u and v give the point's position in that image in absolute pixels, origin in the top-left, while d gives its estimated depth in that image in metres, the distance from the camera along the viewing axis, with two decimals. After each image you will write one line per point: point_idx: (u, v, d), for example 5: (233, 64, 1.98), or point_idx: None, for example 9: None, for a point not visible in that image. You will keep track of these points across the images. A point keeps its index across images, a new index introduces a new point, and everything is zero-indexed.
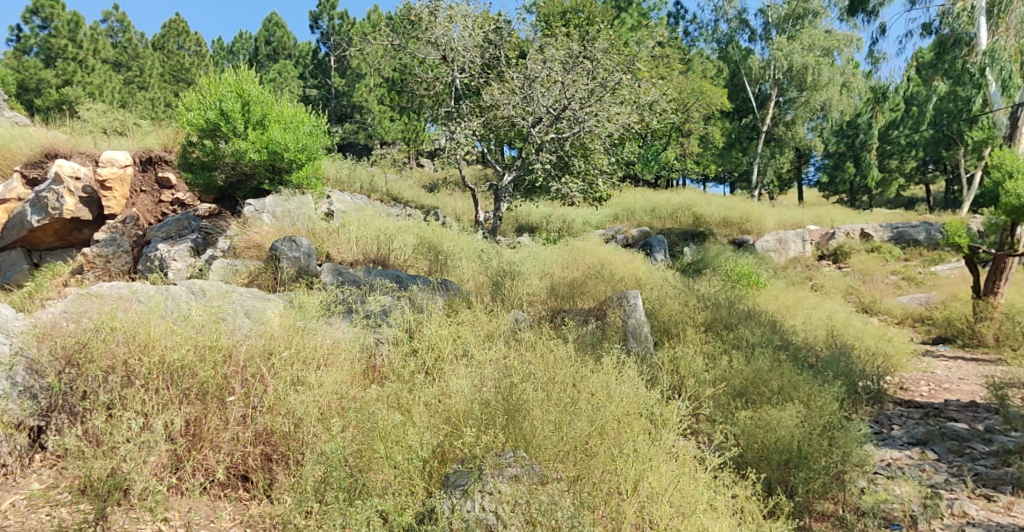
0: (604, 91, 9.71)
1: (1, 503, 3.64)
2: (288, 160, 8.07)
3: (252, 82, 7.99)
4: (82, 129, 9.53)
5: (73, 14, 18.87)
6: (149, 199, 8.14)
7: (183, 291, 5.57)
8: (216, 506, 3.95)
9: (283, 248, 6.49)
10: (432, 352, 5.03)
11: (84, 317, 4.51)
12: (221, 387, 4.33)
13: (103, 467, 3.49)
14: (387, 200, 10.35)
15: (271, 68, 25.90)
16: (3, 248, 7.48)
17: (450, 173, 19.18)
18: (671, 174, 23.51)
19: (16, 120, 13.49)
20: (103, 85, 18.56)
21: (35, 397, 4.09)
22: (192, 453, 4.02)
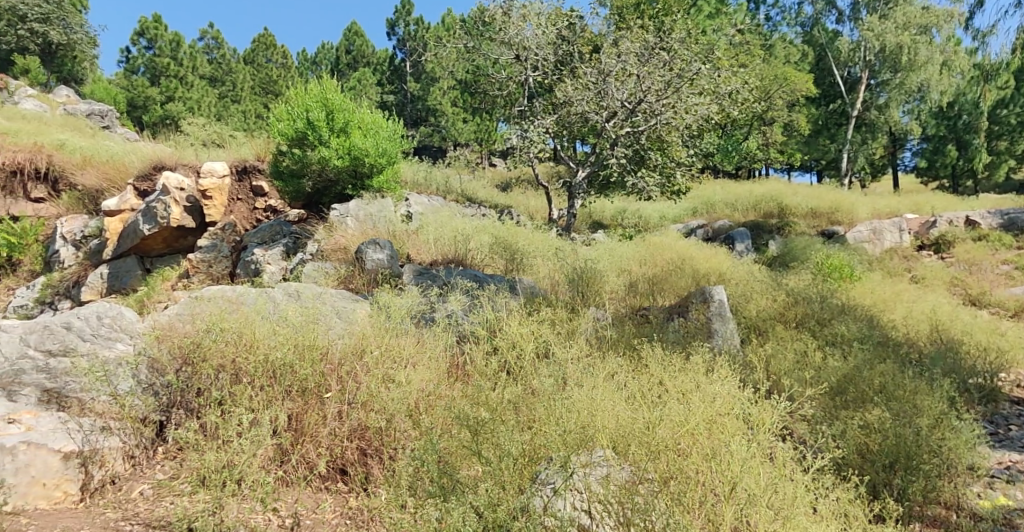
0: (682, 82, 9.51)
1: (131, 491, 3.98)
2: (369, 164, 8.37)
3: (336, 91, 8.35)
4: (185, 142, 10.18)
5: (174, 34, 20.20)
6: (245, 206, 8.64)
7: (280, 294, 5.89)
8: (319, 498, 4.16)
9: (369, 251, 6.83)
10: (514, 349, 5.06)
11: (197, 319, 4.87)
12: (319, 384, 4.57)
13: (219, 460, 3.80)
14: (462, 200, 10.54)
15: (352, 76, 26.83)
16: (119, 256, 7.79)
17: (526, 172, 19.23)
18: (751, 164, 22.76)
19: (129, 136, 14.56)
20: (201, 100, 19.75)
21: (157, 393, 4.44)
22: (296, 447, 4.28)
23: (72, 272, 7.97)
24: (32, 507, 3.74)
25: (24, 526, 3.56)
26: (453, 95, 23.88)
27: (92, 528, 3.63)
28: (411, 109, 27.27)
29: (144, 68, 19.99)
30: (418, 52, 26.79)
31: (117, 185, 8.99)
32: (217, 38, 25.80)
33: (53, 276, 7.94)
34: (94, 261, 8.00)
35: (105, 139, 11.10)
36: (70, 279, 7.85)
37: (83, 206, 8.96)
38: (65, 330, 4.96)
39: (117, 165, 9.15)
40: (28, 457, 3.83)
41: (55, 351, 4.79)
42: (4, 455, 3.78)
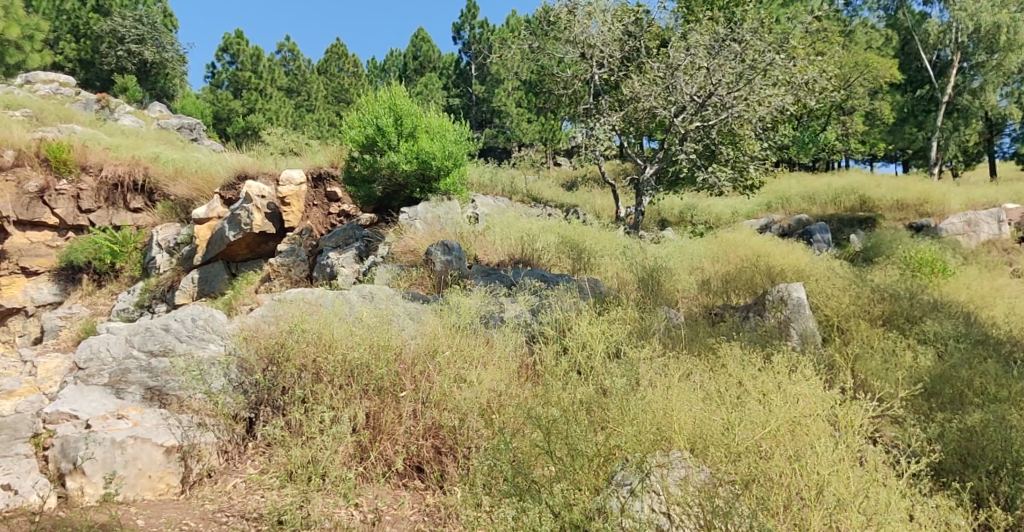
0: (754, 73, 9.21)
1: (225, 484, 4.22)
2: (437, 168, 8.48)
3: (403, 97, 8.56)
4: (265, 152, 10.66)
5: (254, 49, 21.19)
6: (320, 212, 8.98)
7: (356, 296, 6.08)
8: (397, 494, 4.26)
9: (436, 253, 6.97)
10: (584, 349, 5.02)
11: (280, 321, 5.11)
12: (394, 382, 4.69)
13: (305, 455, 4.04)
14: (528, 201, 10.56)
15: (420, 81, 27.34)
16: (208, 261, 8.22)
17: (593, 171, 19.07)
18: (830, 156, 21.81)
19: (215, 148, 15.29)
20: (280, 110, 20.62)
21: (246, 391, 4.67)
22: (375, 445, 4.41)
23: (167, 277, 8.42)
24: (140, 497, 4.03)
25: (134, 514, 3.84)
26: (518, 96, 23.97)
27: (193, 518, 3.88)
28: (476, 111, 27.57)
29: (227, 82, 20.99)
30: (484, 54, 27.05)
31: (206, 195, 9.46)
32: (293, 50, 26.80)
33: (151, 282, 8.43)
34: (186, 266, 8.42)
35: (194, 152, 11.72)
36: (165, 283, 8.32)
37: (176, 215, 9.45)
38: (164, 332, 5.27)
39: (205, 176, 9.60)
40: (135, 451, 4.14)
41: (156, 351, 5.09)
42: (115, 449, 4.10)
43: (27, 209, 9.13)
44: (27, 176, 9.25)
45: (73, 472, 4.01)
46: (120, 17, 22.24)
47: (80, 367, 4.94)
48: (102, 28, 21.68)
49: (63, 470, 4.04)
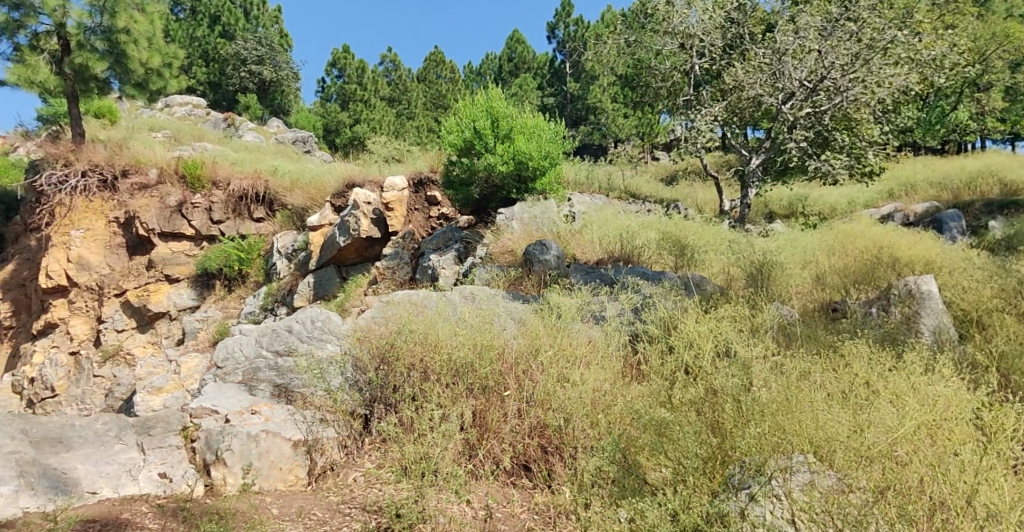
0: (873, 53, 8.59)
1: (347, 477, 4.51)
2: (533, 168, 8.53)
3: (500, 99, 8.64)
4: (371, 160, 11.19)
5: (359, 62, 22.25)
6: (421, 215, 9.24)
7: (458, 297, 6.23)
8: (507, 493, 4.30)
9: (535, 252, 7.02)
10: (690, 348, 4.88)
11: (389, 322, 5.39)
12: (499, 381, 4.79)
13: (417, 452, 4.19)
14: (625, 197, 10.36)
15: (514, 83, 27.58)
16: (321, 266, 8.67)
17: (693, 164, 18.50)
18: (963, 137, 19.91)
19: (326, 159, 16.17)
20: (383, 119, 21.48)
21: (360, 389, 4.98)
22: (483, 442, 4.51)
23: (286, 282, 8.98)
24: (273, 488, 4.38)
25: (269, 503, 4.15)
26: (614, 91, 23.70)
27: (321, 509, 4.15)
28: (571, 109, 27.45)
29: (336, 95, 22.10)
30: (579, 52, 26.88)
31: (318, 203, 10.04)
32: (394, 60, 27.82)
33: (273, 286, 9.04)
34: (302, 271, 8.95)
35: (307, 163, 12.48)
36: (285, 287, 8.88)
37: (293, 224, 10.13)
38: (288, 332, 5.73)
39: (318, 185, 10.24)
40: (267, 445, 4.49)
41: (282, 351, 5.55)
42: (250, 442, 4.46)
43: (168, 221, 9.92)
44: (168, 192, 10.09)
45: (216, 462, 4.37)
46: (243, 40, 23.91)
47: (219, 365, 5.49)
48: (228, 51, 23.41)
49: (208, 460, 4.40)
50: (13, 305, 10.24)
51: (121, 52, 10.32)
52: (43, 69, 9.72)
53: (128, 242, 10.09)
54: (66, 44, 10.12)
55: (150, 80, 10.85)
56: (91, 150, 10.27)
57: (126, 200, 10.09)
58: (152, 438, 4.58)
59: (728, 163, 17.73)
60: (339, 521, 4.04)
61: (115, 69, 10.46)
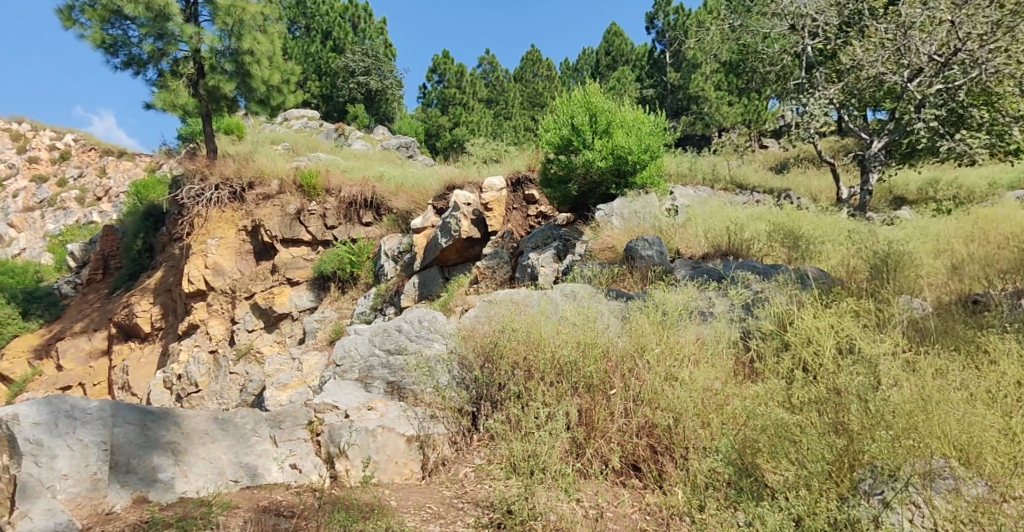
0: (1018, 19, 7.70)
1: (458, 472, 4.68)
2: (632, 162, 8.40)
3: (598, 94, 8.53)
4: (469, 161, 11.45)
5: (458, 66, 22.90)
6: (519, 215, 9.32)
7: (560, 295, 6.22)
8: (617, 492, 4.23)
9: (638, 248, 6.86)
10: (808, 345, 4.61)
11: (493, 321, 5.61)
12: (604, 381, 4.75)
13: (525, 450, 4.28)
14: (732, 188, 9.95)
15: (612, 77, 27.23)
16: (425, 267, 8.93)
17: (806, 151, 17.42)
18: None
19: (429, 163, 16.62)
20: (481, 121, 22.07)
21: (467, 387, 5.22)
22: (590, 441, 4.48)
23: (394, 283, 9.33)
24: (391, 480, 4.61)
25: (388, 495, 4.35)
26: (718, 78, 22.69)
27: (435, 502, 4.32)
28: (672, 100, 26.53)
29: (437, 100, 22.96)
30: (679, 40, 26.09)
31: (422, 206, 10.41)
32: (492, 62, 28.26)
33: (382, 287, 9.41)
34: (408, 272, 9.26)
35: (410, 167, 12.96)
36: (393, 288, 9.23)
37: (398, 226, 10.49)
38: (398, 332, 5.98)
39: (420, 189, 10.62)
40: (383, 439, 4.71)
41: (393, 349, 5.84)
42: (369, 437, 4.69)
43: (289, 228, 10.65)
44: (288, 201, 10.84)
45: (340, 455, 4.63)
46: (351, 52, 25.13)
47: (337, 363, 5.85)
48: (338, 65, 24.76)
49: (332, 453, 4.69)
50: (162, 309, 11.28)
51: (247, 71, 11.14)
52: (183, 92, 10.68)
53: (255, 248, 10.88)
54: (200, 68, 11.06)
55: (271, 97, 11.63)
56: (223, 164, 11.27)
57: (252, 209, 10.92)
58: (283, 430, 4.88)
59: (846, 147, 16.52)
60: (453, 515, 4.18)
61: (241, 88, 11.30)
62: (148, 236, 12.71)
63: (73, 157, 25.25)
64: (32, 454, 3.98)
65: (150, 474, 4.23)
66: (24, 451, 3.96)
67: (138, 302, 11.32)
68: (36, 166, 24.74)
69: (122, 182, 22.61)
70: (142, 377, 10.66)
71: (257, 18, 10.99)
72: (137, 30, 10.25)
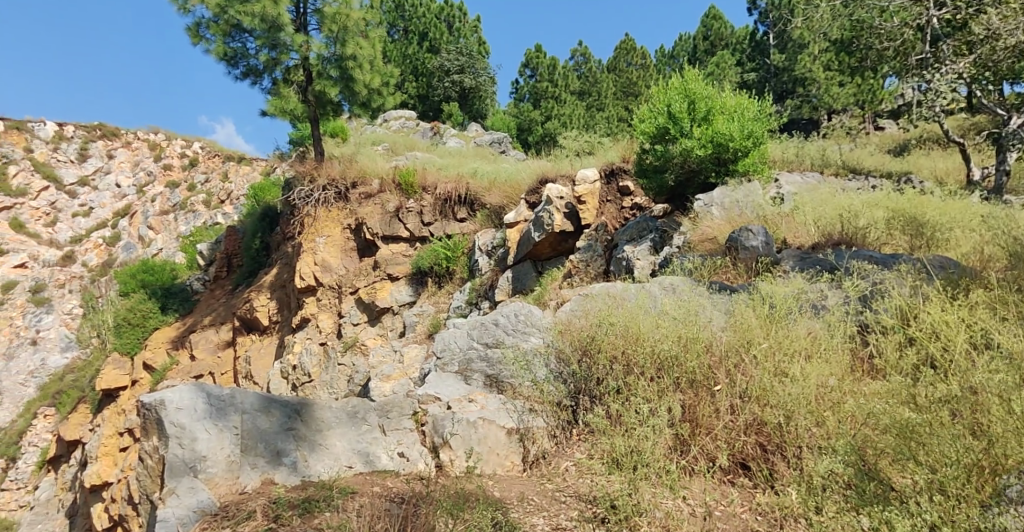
0: None
1: (559, 466, 4.70)
2: (734, 150, 8.08)
3: (697, 81, 8.37)
4: (561, 154, 11.40)
5: (551, 59, 22.96)
6: (613, 207, 9.13)
7: (658, 288, 6.10)
8: (725, 491, 4.12)
9: (740, 239, 6.62)
10: (936, 340, 4.26)
11: (589, 314, 5.56)
12: (708, 376, 4.62)
13: (627, 445, 4.27)
14: (844, 174, 9.37)
15: (710, 62, 26.32)
16: (518, 261, 8.97)
17: (931, 131, 16.10)
18: None
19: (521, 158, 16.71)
20: (572, 113, 21.88)
21: (565, 381, 5.24)
22: (695, 438, 4.37)
23: (488, 277, 9.43)
24: (494, 471, 4.77)
25: (491, 486, 4.48)
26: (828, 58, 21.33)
27: (538, 494, 4.38)
28: (775, 83, 24.59)
29: (529, 94, 23.09)
30: (784, 19, 24.75)
31: (514, 201, 10.46)
32: (585, 54, 28.08)
33: (477, 281, 9.54)
34: (501, 266, 9.34)
35: (503, 163, 13.08)
36: (488, 282, 9.34)
37: (492, 222, 10.60)
38: (495, 325, 6.09)
39: (513, 184, 10.68)
40: (484, 431, 4.88)
41: (491, 342, 5.94)
42: (470, 428, 4.89)
43: (389, 226, 11.03)
44: (388, 199, 11.28)
45: (444, 445, 4.85)
46: (447, 52, 25.72)
47: (437, 356, 6.04)
48: (434, 65, 25.43)
49: (437, 442, 4.90)
50: (278, 304, 12.05)
51: (350, 76, 11.62)
52: (293, 99, 11.32)
53: (358, 245, 11.39)
54: (309, 75, 11.68)
55: (372, 99, 12.10)
56: (330, 166, 11.94)
57: (356, 208, 11.47)
58: (390, 420, 5.10)
59: (979, 126, 15.08)
60: (556, 508, 4.20)
61: (345, 93, 11.83)
62: (265, 235, 13.64)
63: (200, 163, 27.40)
64: (176, 437, 4.41)
65: (275, 457, 4.55)
66: (169, 434, 4.40)
67: (257, 297, 12.15)
68: (170, 172, 27.15)
69: (242, 185, 24.35)
70: (262, 368, 11.42)
71: (360, 24, 11.46)
72: (254, 42, 10.98)
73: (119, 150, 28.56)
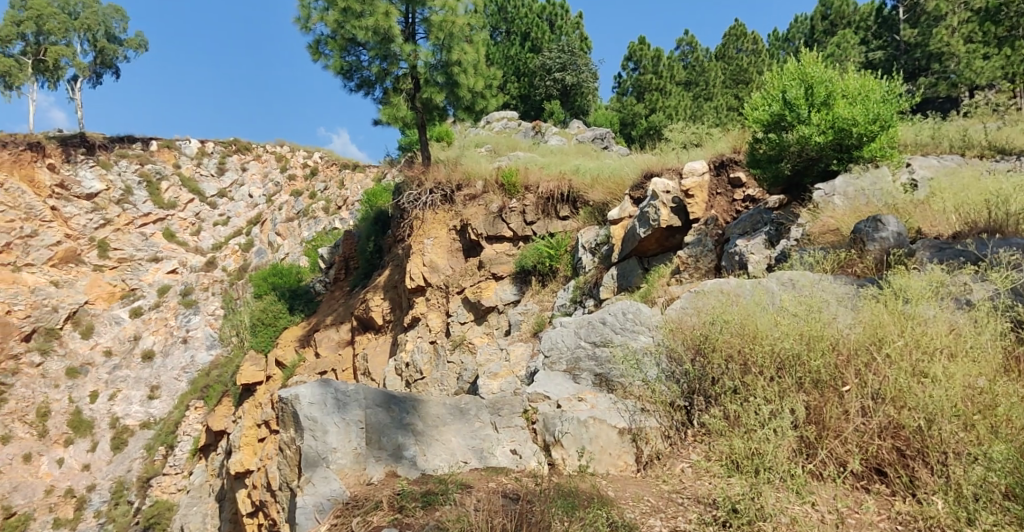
0: None
1: (674, 467, 4.58)
2: (858, 135, 7.59)
3: (815, 64, 7.89)
4: (667, 147, 11.10)
5: (655, 51, 22.53)
6: (724, 199, 8.74)
7: (775, 284, 5.79)
8: (858, 497, 3.86)
9: (866, 230, 6.18)
10: None
11: (702, 312, 5.37)
12: (834, 376, 4.34)
13: (748, 447, 4.10)
14: (989, 155, 8.48)
15: (830, 42, 24.64)
16: (623, 258, 8.74)
17: None
18: None
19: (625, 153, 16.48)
20: (678, 105, 21.66)
21: (678, 381, 5.10)
22: (822, 441, 4.11)
23: (592, 274, 9.30)
24: (607, 471, 4.74)
25: (605, 485, 4.45)
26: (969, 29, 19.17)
27: (654, 496, 4.29)
28: (906, 61, 23.08)
29: (632, 88, 22.70)
30: None
31: (618, 197, 10.36)
32: (693, 43, 27.24)
33: (581, 279, 9.44)
34: (606, 264, 9.16)
35: (606, 158, 12.94)
36: (591, 280, 9.21)
37: (595, 218, 10.49)
38: (603, 324, 5.99)
39: (617, 180, 10.58)
40: (596, 431, 4.88)
41: (599, 341, 5.87)
42: (582, 427, 4.89)
43: (493, 226, 11.22)
44: (492, 200, 11.50)
45: (556, 444, 4.89)
46: (548, 51, 25.81)
47: (545, 354, 6.06)
48: (536, 64, 25.60)
49: (548, 441, 4.96)
50: (391, 304, 12.58)
51: (455, 81, 11.93)
52: (403, 106, 11.80)
53: (464, 246, 11.65)
54: (417, 82, 12.07)
55: (476, 102, 12.32)
56: (436, 170, 12.35)
57: (461, 209, 11.79)
58: (502, 417, 5.22)
59: None
60: (674, 510, 4.10)
61: (450, 98, 12.13)
62: (378, 238, 14.31)
63: (320, 172, 29.16)
64: (310, 429, 4.73)
65: (397, 451, 4.74)
66: (305, 426, 4.72)
67: (373, 297, 12.79)
68: (295, 183, 29.09)
69: (356, 191, 25.62)
70: (378, 365, 11.93)
71: (465, 29, 11.76)
72: (367, 53, 11.52)
73: (251, 163, 31.11)
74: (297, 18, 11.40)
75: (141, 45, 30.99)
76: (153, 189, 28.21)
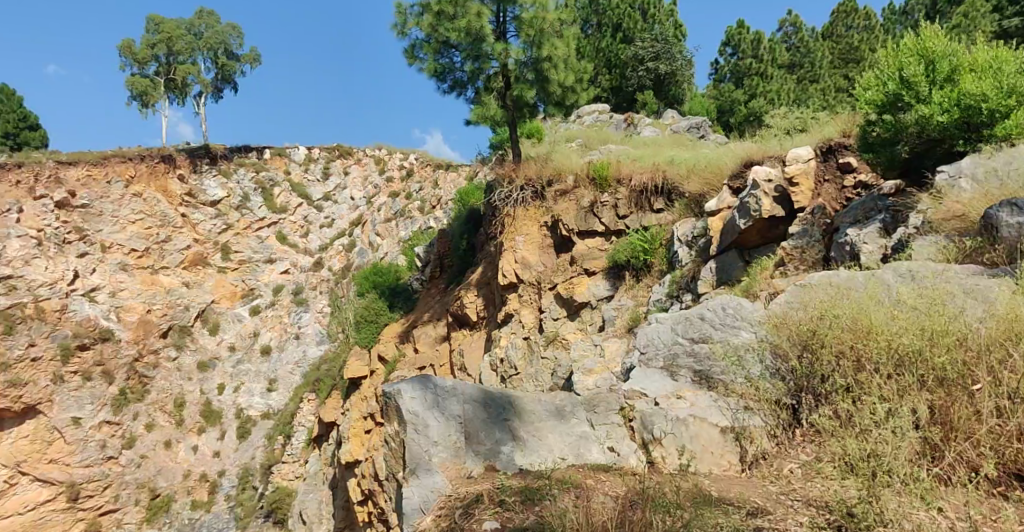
0: None
1: (782, 468, 4.37)
2: (989, 111, 6.93)
3: (938, 37, 7.44)
4: (769, 133, 10.62)
5: (755, 34, 21.59)
6: (832, 187, 8.12)
7: (891, 275, 5.39)
8: (995, 506, 3.53)
9: (1002, 215, 5.59)
10: None
11: (809, 306, 5.08)
12: (962, 374, 3.98)
13: (863, 449, 3.84)
14: None
15: (958, 11, 22.46)
16: (722, 251, 8.42)
17: None
18: None
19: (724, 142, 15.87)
20: (780, 89, 20.84)
21: (785, 378, 4.86)
22: (949, 443, 3.79)
23: (689, 269, 9.02)
24: (711, 470, 4.60)
25: (708, 485, 4.32)
26: None
27: (760, 497, 4.13)
28: None
29: (731, 74, 21.88)
30: None
31: (716, 187, 10.11)
32: (796, 22, 25.72)
33: (677, 273, 9.18)
34: (704, 257, 8.90)
35: (703, 148, 12.54)
36: (688, 274, 8.93)
37: (691, 211, 10.21)
38: (701, 320, 5.79)
39: (714, 169, 10.27)
40: (697, 429, 4.76)
41: (698, 338, 5.68)
42: (682, 425, 4.78)
43: (584, 221, 11.11)
44: (583, 194, 11.37)
45: (655, 442, 4.81)
46: (641, 40, 25.14)
47: (641, 350, 5.94)
48: (628, 55, 25.09)
49: (647, 439, 4.87)
50: (484, 300, 12.78)
51: (546, 77, 11.91)
52: (493, 105, 11.96)
53: (555, 242, 11.62)
54: (508, 80, 12.15)
55: (567, 97, 12.29)
56: (527, 166, 12.39)
57: (552, 205, 11.79)
58: (598, 414, 5.17)
59: None
60: (783, 512, 3.91)
61: (541, 94, 12.14)
62: (471, 236, 14.60)
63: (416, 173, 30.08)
64: (412, 422, 4.89)
65: (495, 445, 4.81)
66: (407, 420, 4.90)
67: (466, 294, 13.06)
68: (392, 184, 30.62)
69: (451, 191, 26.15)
70: (473, 360, 12.15)
71: (555, 25, 11.72)
72: (460, 54, 11.74)
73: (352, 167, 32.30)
74: (394, 24, 11.76)
75: (254, 58, 33.00)
76: (267, 195, 29.78)
